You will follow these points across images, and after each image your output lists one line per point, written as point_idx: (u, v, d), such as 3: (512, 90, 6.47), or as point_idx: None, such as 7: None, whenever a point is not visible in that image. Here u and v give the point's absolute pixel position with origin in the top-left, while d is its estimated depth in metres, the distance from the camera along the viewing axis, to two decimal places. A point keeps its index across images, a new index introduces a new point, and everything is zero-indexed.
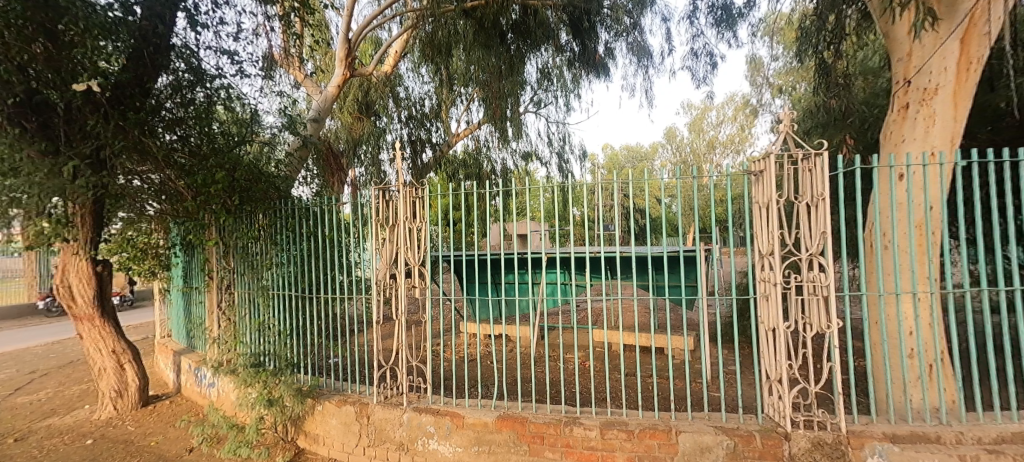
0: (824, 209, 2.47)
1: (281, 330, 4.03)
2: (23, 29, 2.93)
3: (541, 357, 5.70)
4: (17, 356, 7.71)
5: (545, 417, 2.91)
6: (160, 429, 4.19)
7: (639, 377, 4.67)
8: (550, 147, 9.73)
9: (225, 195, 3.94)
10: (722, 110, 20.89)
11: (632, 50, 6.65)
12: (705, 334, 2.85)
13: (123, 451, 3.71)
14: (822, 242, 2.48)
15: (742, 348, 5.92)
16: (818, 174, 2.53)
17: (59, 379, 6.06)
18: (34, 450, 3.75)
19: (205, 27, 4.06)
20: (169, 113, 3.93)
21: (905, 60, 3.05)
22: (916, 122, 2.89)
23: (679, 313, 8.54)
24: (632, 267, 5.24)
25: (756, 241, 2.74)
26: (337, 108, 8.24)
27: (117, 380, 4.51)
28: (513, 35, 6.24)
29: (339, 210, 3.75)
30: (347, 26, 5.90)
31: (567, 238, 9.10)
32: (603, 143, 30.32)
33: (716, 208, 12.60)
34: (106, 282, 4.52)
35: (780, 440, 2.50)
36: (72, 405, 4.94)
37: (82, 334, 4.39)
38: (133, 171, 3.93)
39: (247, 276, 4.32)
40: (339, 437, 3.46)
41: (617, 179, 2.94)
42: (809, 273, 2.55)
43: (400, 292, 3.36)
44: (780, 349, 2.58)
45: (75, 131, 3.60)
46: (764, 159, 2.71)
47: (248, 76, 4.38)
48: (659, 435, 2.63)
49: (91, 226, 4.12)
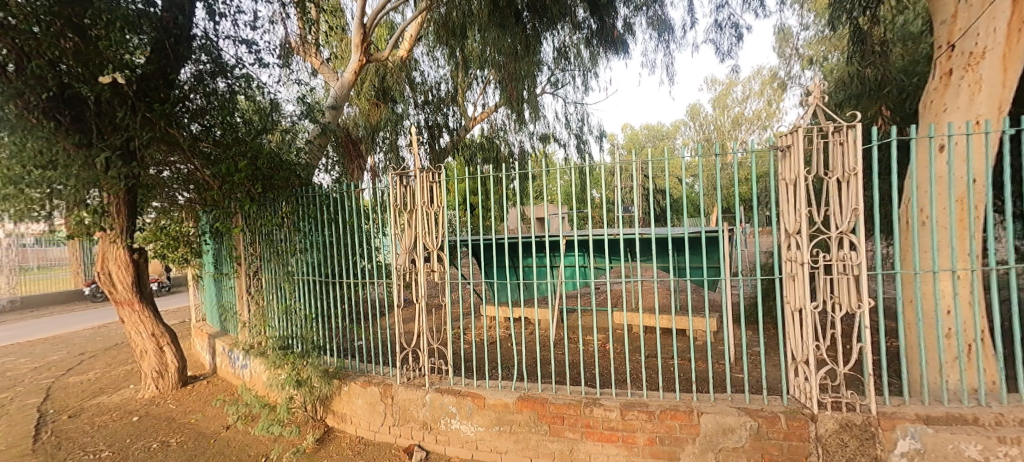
0: (856, 186, 2.36)
1: (307, 314, 4.13)
2: (52, 24, 3.07)
3: (560, 339, 5.75)
4: (67, 339, 8.19)
5: (565, 398, 2.93)
6: (199, 407, 4.41)
7: (660, 359, 4.66)
8: (569, 128, 9.59)
9: (248, 183, 4.06)
10: (747, 84, 20.04)
11: (651, 25, 6.46)
12: (728, 315, 2.75)
13: (167, 428, 3.94)
14: (854, 220, 2.38)
15: (767, 329, 5.82)
16: (851, 147, 2.41)
17: (105, 360, 6.45)
18: (87, 426, 4.02)
19: (223, 17, 4.11)
20: (193, 104, 4.02)
21: (949, 22, 2.84)
22: (960, 90, 2.71)
23: (701, 295, 8.49)
24: (652, 249, 5.18)
25: (782, 219, 2.63)
26: (354, 94, 8.30)
27: (157, 361, 4.75)
28: (529, 13, 5.81)
29: (357, 196, 3.80)
30: (361, 11, 5.86)
31: (585, 221, 9.20)
32: (623, 123, 29.64)
33: (740, 187, 12.29)
34: (143, 269, 4.72)
35: (807, 422, 2.45)
36: (117, 384, 5.23)
37: (123, 318, 4.62)
38: (163, 162, 4.08)
39: (273, 263, 4.42)
40: (365, 416, 3.57)
41: (636, 159, 2.83)
42: (839, 251, 2.46)
43: (420, 277, 3.42)
44: (807, 330, 2.50)
45: (106, 124, 3.72)
46: (791, 134, 2.58)
47: (266, 65, 4.40)
48: (680, 416, 2.61)
49: (126, 216, 4.27)
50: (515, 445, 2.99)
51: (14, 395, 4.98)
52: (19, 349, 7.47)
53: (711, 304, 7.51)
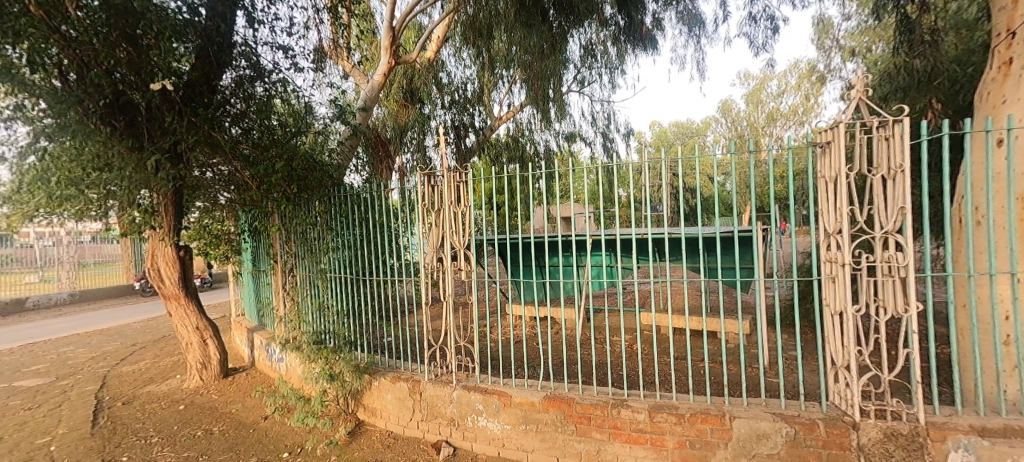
0: (902, 183, 2.24)
1: (339, 311, 4.26)
2: (109, 35, 3.26)
3: (587, 339, 5.72)
4: (120, 331, 8.74)
5: (592, 399, 2.91)
6: (239, 398, 4.62)
7: (690, 361, 4.55)
8: (595, 127, 9.49)
9: (285, 184, 4.22)
10: (783, 78, 19.27)
11: (682, 19, 6.30)
12: (762, 317, 2.65)
13: (210, 417, 4.14)
14: (901, 219, 2.26)
15: (804, 333, 5.61)
16: (897, 142, 2.28)
17: (154, 351, 6.84)
18: (139, 412, 4.28)
19: (262, 24, 4.28)
20: (234, 108, 4.21)
21: (1009, 8, 2.66)
22: (1021, 81, 2.52)
23: (733, 296, 8.25)
24: (682, 249, 5.09)
25: (822, 218, 2.52)
26: (383, 96, 8.45)
27: (201, 353, 5.00)
28: (556, 12, 5.80)
29: (386, 195, 3.88)
30: (391, 14, 5.97)
31: (612, 221, 9.09)
32: (651, 121, 29.06)
33: (776, 185, 11.85)
34: (188, 265, 4.98)
35: (848, 430, 2.35)
36: (165, 374, 5.54)
37: (171, 311, 4.89)
38: (206, 164, 4.27)
39: (308, 261, 4.57)
40: (395, 411, 3.65)
41: (665, 157, 2.74)
42: (883, 252, 2.35)
43: (447, 276, 3.46)
44: (848, 335, 2.39)
45: (156, 128, 3.91)
46: (831, 130, 2.47)
47: (301, 69, 4.56)
48: (712, 420, 2.55)
49: (173, 215, 4.50)
50: (542, 443, 2.99)
51: (74, 382, 5.34)
52: (78, 339, 8.01)
53: (744, 306, 7.29)
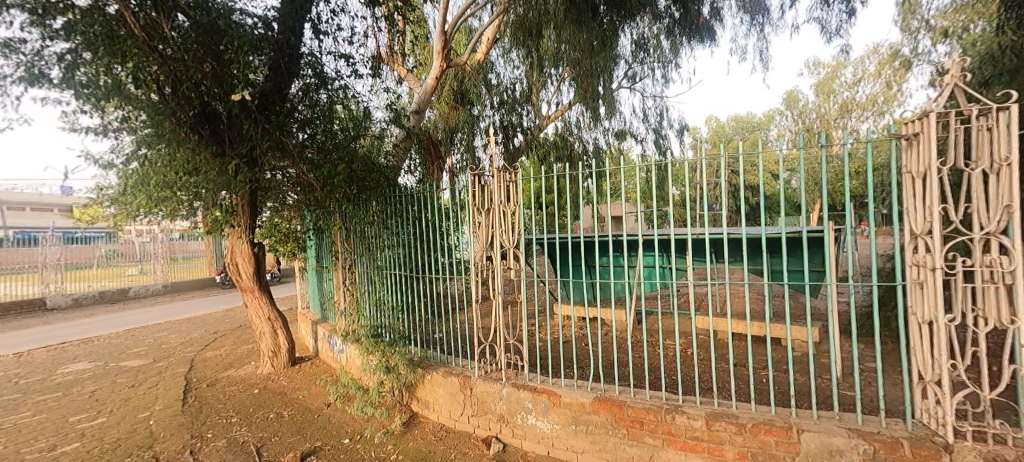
0: (1010, 178, 1.99)
1: (394, 305, 4.45)
2: (197, 51, 3.69)
3: (638, 341, 5.58)
4: (203, 319, 9.66)
5: (644, 402, 2.83)
6: (305, 385, 4.94)
7: (751, 368, 4.32)
8: (647, 123, 9.21)
9: (345, 185, 4.46)
10: (859, 65, 17.68)
11: (742, 8, 5.96)
12: (835, 324, 2.45)
13: (279, 402, 4.47)
14: (1005, 219, 2.02)
15: (883, 343, 5.13)
16: (1002, 133, 2.03)
17: (232, 339, 7.49)
18: (220, 394, 4.70)
19: (326, 35, 4.55)
20: (301, 115, 4.51)
21: None
22: None
23: (801, 301, 7.70)
24: (742, 250, 4.82)
25: (908, 217, 2.29)
26: (434, 99, 8.67)
27: (272, 342, 5.40)
28: (607, 7, 5.68)
29: (438, 195, 4.00)
30: (443, 19, 6.15)
31: (666, 220, 8.79)
32: (708, 115, 27.74)
33: (851, 181, 10.87)
34: (262, 261, 5.39)
35: (938, 451, 2.12)
36: (241, 361, 6.05)
37: (247, 302, 5.33)
38: (276, 167, 4.60)
39: (365, 257, 4.80)
40: (446, 405, 3.76)
41: (724, 153, 2.55)
42: (984, 255, 2.10)
43: (496, 274, 3.52)
44: (939, 346, 2.16)
45: (235, 135, 4.23)
46: (919, 120, 2.24)
47: (361, 76, 4.81)
48: (776, 432, 2.40)
49: (248, 215, 4.89)
50: (591, 445, 2.96)
51: (166, 364, 5.97)
52: (170, 326, 8.95)
53: (813, 312, 6.78)
